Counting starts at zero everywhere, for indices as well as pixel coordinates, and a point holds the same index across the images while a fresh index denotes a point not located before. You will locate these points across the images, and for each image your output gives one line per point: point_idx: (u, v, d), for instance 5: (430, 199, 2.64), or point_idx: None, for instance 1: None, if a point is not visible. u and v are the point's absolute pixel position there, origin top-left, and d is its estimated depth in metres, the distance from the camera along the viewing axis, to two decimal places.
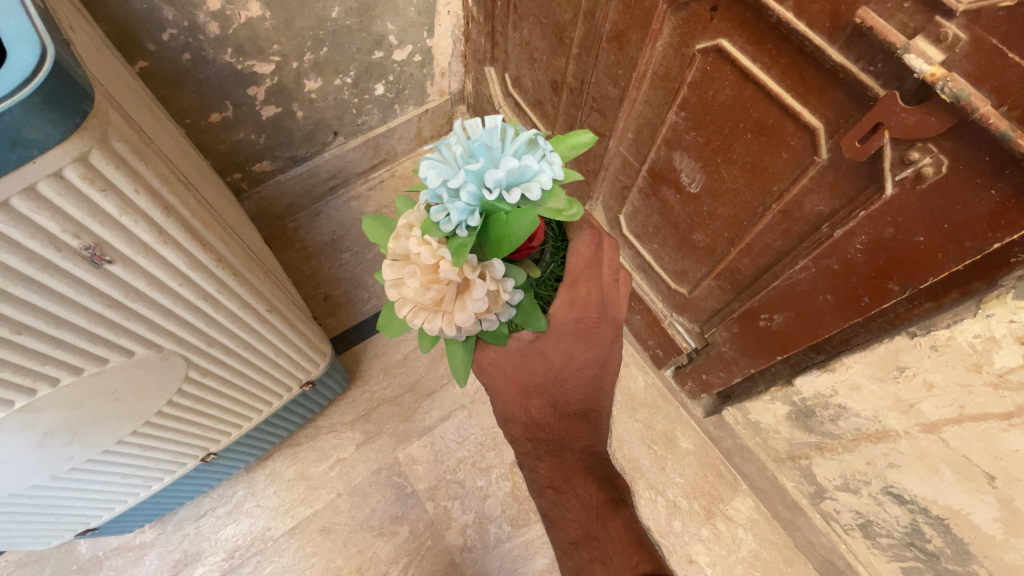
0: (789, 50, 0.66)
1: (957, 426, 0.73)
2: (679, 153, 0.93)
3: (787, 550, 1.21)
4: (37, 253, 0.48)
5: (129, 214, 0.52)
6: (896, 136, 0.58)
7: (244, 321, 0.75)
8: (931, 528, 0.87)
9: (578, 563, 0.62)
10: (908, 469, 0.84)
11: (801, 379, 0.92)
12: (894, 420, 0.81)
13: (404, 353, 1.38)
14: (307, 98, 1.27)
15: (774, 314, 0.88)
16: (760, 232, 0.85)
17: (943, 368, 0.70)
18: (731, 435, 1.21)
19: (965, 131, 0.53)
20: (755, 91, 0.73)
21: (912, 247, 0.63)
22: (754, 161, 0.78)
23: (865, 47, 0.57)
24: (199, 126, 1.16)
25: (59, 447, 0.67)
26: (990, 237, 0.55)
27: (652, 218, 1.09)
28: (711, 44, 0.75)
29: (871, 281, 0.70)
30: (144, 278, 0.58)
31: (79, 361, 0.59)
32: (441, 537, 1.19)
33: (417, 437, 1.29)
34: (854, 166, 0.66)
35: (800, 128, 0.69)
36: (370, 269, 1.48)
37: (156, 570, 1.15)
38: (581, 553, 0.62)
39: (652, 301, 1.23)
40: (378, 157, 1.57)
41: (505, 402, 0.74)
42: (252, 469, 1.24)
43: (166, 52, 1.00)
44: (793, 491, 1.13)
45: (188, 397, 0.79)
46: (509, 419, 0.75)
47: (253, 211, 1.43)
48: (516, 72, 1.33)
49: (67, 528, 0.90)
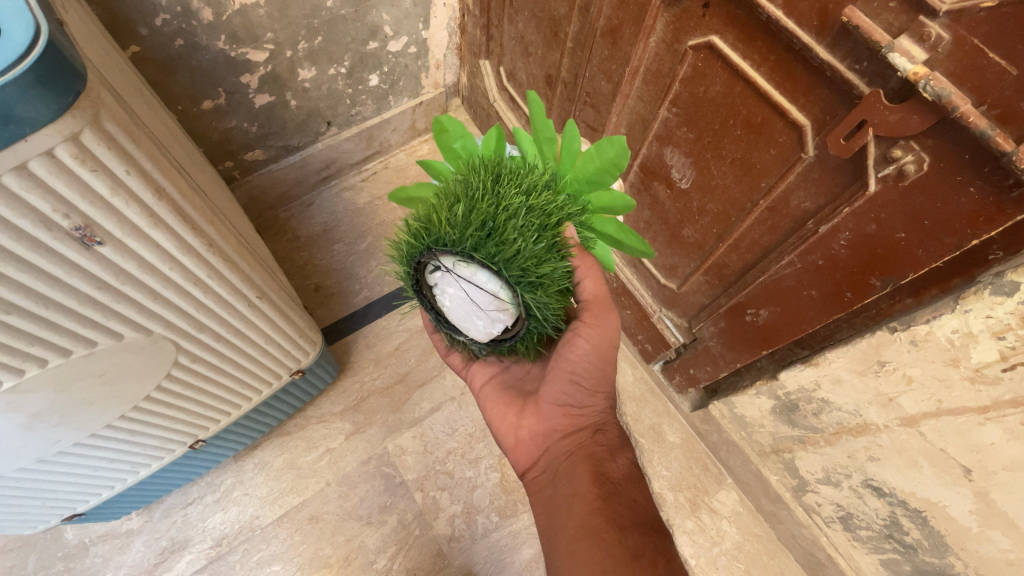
0: (778, 47, 0.67)
1: (934, 420, 0.75)
2: (670, 149, 0.94)
3: (770, 542, 1.23)
4: (27, 233, 0.48)
5: (120, 196, 0.52)
6: (880, 133, 0.59)
7: (234, 307, 0.76)
8: (909, 520, 0.89)
9: (638, 544, 0.67)
10: (887, 462, 0.86)
11: (785, 374, 0.94)
12: (874, 414, 0.83)
13: (395, 345, 1.38)
14: (301, 87, 1.27)
15: (760, 310, 0.90)
16: (748, 228, 0.86)
17: (921, 363, 0.72)
18: (717, 429, 1.23)
19: (946, 129, 0.54)
20: (744, 88, 0.74)
21: (894, 243, 0.65)
22: (743, 158, 0.80)
23: (852, 45, 0.58)
24: (191, 113, 1.16)
25: (47, 430, 0.67)
26: (969, 234, 0.57)
27: (643, 213, 1.10)
28: (703, 40, 0.76)
29: (853, 277, 0.71)
30: (134, 260, 0.58)
31: (67, 343, 0.59)
32: (429, 527, 1.20)
33: (407, 428, 1.29)
34: (839, 163, 0.67)
35: (788, 125, 0.70)
36: (362, 261, 1.48)
37: (143, 557, 1.14)
38: (642, 537, 0.68)
39: (641, 296, 1.24)
40: (372, 148, 1.57)
41: (591, 370, 0.77)
42: (241, 457, 1.24)
43: (158, 38, 0.99)
44: (776, 484, 1.15)
45: (178, 383, 0.80)
46: (597, 381, 0.78)
47: (245, 200, 1.43)
48: (511, 66, 1.34)
49: (53, 513, 0.89)
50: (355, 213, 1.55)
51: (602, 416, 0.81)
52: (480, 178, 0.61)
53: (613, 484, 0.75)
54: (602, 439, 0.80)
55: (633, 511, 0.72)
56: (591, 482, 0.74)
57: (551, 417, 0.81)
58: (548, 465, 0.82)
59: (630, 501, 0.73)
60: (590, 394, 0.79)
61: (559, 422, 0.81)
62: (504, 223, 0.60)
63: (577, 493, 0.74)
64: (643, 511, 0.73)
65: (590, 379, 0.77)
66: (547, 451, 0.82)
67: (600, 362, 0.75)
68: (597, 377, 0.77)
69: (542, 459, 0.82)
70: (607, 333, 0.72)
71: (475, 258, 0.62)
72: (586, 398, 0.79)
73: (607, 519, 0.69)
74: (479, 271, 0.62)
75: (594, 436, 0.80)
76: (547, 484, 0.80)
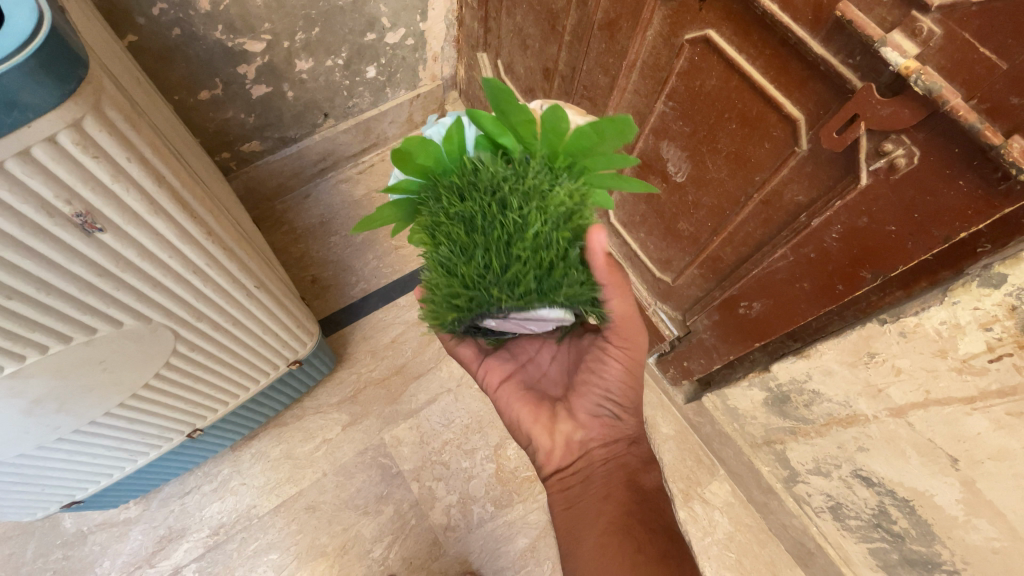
0: (773, 42, 0.68)
1: (922, 410, 0.76)
2: (666, 143, 0.95)
3: (761, 532, 1.25)
4: (29, 218, 0.49)
5: (121, 182, 0.52)
6: (872, 127, 0.60)
7: (233, 296, 0.76)
8: (897, 509, 0.91)
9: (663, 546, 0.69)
10: (876, 452, 0.88)
11: (777, 366, 0.95)
12: (864, 405, 0.84)
13: (391, 337, 1.39)
14: (298, 79, 1.27)
15: (753, 302, 0.91)
16: (742, 221, 0.87)
17: (910, 354, 0.73)
18: (711, 421, 1.25)
19: (936, 123, 0.55)
20: (740, 82, 0.74)
21: (885, 236, 0.66)
22: (738, 151, 0.81)
23: (845, 40, 0.59)
24: (188, 103, 1.15)
25: (47, 416, 0.68)
26: (957, 226, 0.58)
27: (639, 207, 1.11)
28: (699, 34, 0.77)
29: (845, 269, 0.72)
30: (134, 248, 0.58)
31: (68, 329, 0.59)
32: (425, 516, 1.21)
33: (403, 419, 1.30)
34: (832, 156, 0.68)
35: (782, 119, 0.71)
36: (359, 253, 1.49)
37: (141, 545, 1.15)
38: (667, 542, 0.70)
39: (636, 290, 1.25)
40: (369, 141, 1.57)
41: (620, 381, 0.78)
42: (238, 447, 1.25)
43: (156, 27, 0.99)
44: (768, 475, 1.17)
45: (176, 371, 0.80)
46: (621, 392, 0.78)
47: (242, 191, 1.43)
48: (508, 59, 1.34)
49: (52, 500, 0.90)
50: (352, 205, 1.55)
51: (635, 426, 0.82)
52: (480, 207, 0.57)
53: (643, 491, 0.77)
54: (636, 452, 0.81)
55: (660, 516, 0.74)
56: (623, 487, 0.77)
57: (588, 428, 0.81)
58: (582, 469, 0.81)
59: (656, 506, 0.75)
60: (625, 410, 0.80)
61: (596, 432, 0.81)
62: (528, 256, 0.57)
63: (609, 495, 0.76)
64: (666, 519, 0.74)
65: (623, 393, 0.78)
66: (584, 458, 0.81)
67: (628, 375, 0.77)
68: (630, 392, 0.79)
69: (578, 465, 0.81)
70: (636, 352, 0.75)
71: (533, 296, 0.60)
72: (622, 414, 0.80)
73: (633, 522, 0.72)
74: (542, 309, 0.61)
75: (629, 449, 0.81)
76: (580, 486, 0.79)
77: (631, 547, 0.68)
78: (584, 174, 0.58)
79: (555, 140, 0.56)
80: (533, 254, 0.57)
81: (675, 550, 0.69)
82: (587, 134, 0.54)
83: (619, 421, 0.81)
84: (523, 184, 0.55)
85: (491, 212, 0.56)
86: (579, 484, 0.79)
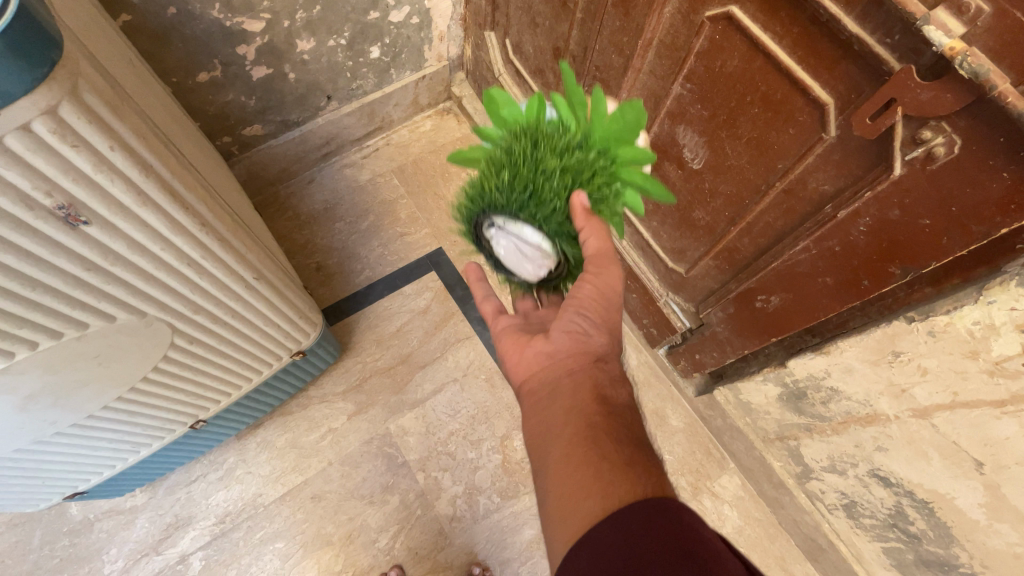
0: (802, 19, 0.62)
1: (948, 412, 0.73)
2: (682, 127, 0.90)
3: (771, 527, 1.23)
4: (8, 212, 0.46)
5: (104, 173, 0.50)
6: (909, 113, 0.55)
7: (230, 289, 0.74)
8: (915, 511, 0.88)
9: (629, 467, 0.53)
10: (896, 453, 0.84)
11: (794, 361, 0.92)
12: (885, 405, 0.81)
13: (396, 326, 1.37)
14: (300, 60, 1.22)
15: (770, 296, 0.87)
16: (761, 212, 0.83)
17: (938, 354, 0.70)
18: (722, 415, 1.22)
19: (981, 109, 0.50)
20: (764, 62, 0.69)
21: (918, 230, 0.61)
22: (760, 137, 0.76)
23: (884, 17, 0.54)
24: (186, 86, 1.12)
25: (43, 411, 0.67)
26: (998, 222, 0.54)
27: (652, 194, 1.07)
28: (721, 11, 0.72)
29: (872, 264, 0.68)
30: (123, 241, 0.56)
31: (58, 325, 0.57)
32: (430, 507, 1.20)
33: (409, 409, 1.29)
34: (862, 144, 0.64)
35: (809, 103, 0.66)
36: (363, 240, 1.46)
37: (147, 533, 1.16)
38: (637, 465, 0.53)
39: (648, 280, 1.21)
40: (373, 124, 1.53)
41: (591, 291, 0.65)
42: (243, 436, 1.24)
43: (150, 5, 0.95)
44: (780, 470, 1.15)
45: (176, 364, 0.79)
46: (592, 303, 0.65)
47: (244, 176, 1.40)
48: (517, 39, 1.28)
49: (56, 491, 0.90)
50: (357, 191, 1.52)
51: (609, 346, 0.66)
52: (521, 147, 0.68)
53: (613, 407, 0.60)
54: (605, 370, 0.64)
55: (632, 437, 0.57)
56: (590, 405, 0.59)
57: (554, 341, 0.65)
58: (546, 384, 0.64)
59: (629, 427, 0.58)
60: (599, 327, 0.65)
61: (561, 347, 0.64)
62: (543, 184, 0.67)
63: (570, 413, 0.59)
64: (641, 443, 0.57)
65: (597, 305, 0.65)
66: (546, 369, 0.65)
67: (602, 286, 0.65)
68: (603, 305, 0.65)
69: (539, 383, 0.64)
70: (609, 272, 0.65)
71: (523, 216, 0.67)
72: (595, 328, 0.64)
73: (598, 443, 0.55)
74: (527, 227, 0.67)
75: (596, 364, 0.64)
76: (534, 397, 0.64)
77: (600, 462, 0.53)
78: (615, 162, 0.68)
79: (600, 124, 0.66)
80: (541, 178, 0.67)
81: (647, 465, 0.54)
82: (618, 121, 0.64)
83: (590, 335, 0.64)
84: (557, 142, 0.67)
85: (526, 150, 0.67)
86: (533, 398, 0.64)
